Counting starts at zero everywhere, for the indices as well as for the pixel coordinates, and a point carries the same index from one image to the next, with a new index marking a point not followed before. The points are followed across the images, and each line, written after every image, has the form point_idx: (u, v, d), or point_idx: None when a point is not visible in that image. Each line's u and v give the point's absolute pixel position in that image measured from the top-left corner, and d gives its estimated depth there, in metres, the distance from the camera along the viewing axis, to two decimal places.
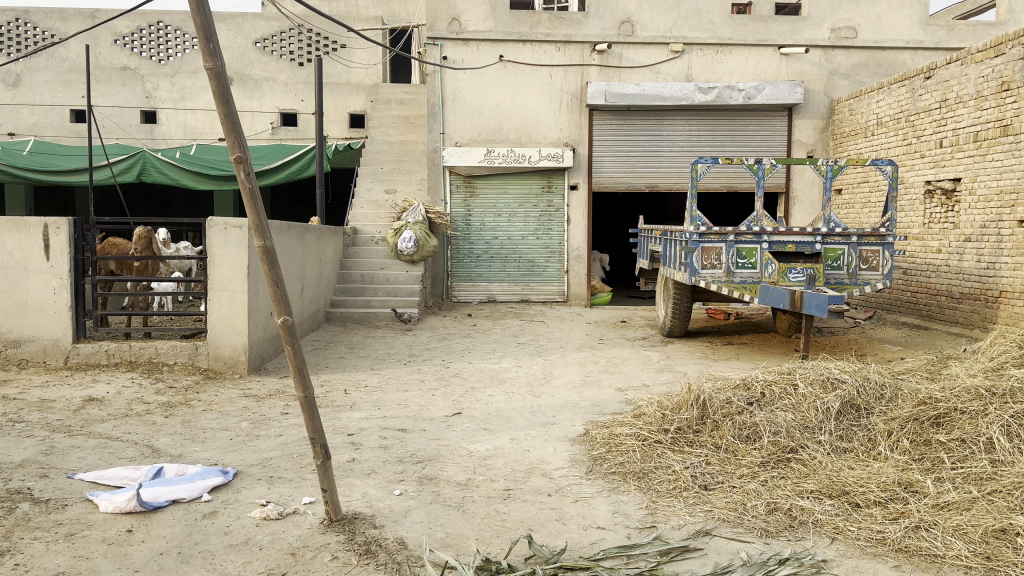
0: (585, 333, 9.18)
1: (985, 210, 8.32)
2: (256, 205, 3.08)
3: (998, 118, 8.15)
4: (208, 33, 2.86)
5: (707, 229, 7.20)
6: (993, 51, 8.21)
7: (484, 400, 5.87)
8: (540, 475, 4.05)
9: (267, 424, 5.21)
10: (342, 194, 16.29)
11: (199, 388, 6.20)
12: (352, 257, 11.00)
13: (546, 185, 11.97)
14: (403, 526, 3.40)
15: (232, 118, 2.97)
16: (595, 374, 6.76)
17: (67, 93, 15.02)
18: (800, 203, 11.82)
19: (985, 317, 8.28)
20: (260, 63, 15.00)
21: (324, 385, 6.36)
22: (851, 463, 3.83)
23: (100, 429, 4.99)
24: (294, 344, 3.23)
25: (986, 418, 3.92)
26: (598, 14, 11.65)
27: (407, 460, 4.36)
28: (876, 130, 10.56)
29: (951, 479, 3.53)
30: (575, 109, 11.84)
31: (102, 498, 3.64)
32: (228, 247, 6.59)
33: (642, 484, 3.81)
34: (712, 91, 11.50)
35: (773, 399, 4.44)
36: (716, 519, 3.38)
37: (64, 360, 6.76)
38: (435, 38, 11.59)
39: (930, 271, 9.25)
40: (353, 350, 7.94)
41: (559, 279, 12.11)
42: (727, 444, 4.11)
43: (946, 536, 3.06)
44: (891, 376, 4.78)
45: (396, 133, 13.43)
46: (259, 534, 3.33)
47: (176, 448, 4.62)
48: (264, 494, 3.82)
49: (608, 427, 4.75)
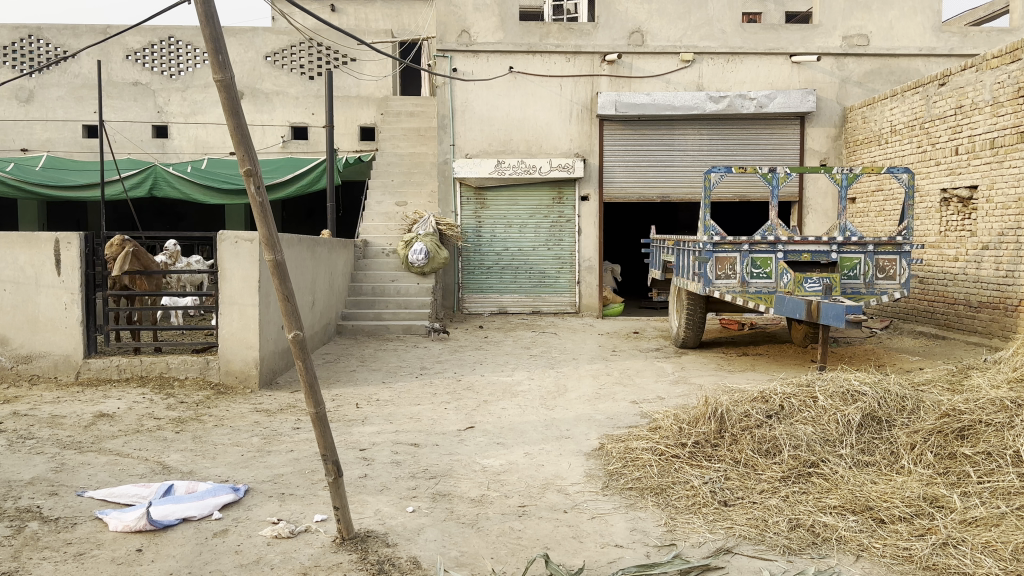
0: (598, 345, 9.10)
1: (1002, 217, 8.20)
2: (267, 219, 3.05)
3: (1015, 124, 8.04)
4: (217, 45, 2.85)
5: (721, 239, 7.14)
6: (1008, 57, 8.12)
7: (497, 413, 5.81)
8: (555, 491, 3.98)
9: (278, 439, 5.17)
10: (353, 206, 16.34)
11: (210, 403, 6.18)
12: (363, 270, 10.99)
13: (557, 196, 11.94)
14: (417, 545, 3.33)
15: (241, 129, 2.95)
16: (608, 386, 6.68)
17: (79, 109, 15.18)
18: (814, 211, 11.72)
19: (1004, 326, 8.14)
20: (270, 77, 15.10)
21: (336, 399, 6.32)
22: (874, 477, 3.74)
23: (111, 445, 4.98)
24: (305, 360, 3.19)
25: (1012, 430, 3.81)
26: (607, 24, 11.65)
27: (420, 475, 4.30)
28: (889, 138, 10.46)
29: (978, 494, 3.43)
30: (585, 120, 11.81)
31: (112, 516, 3.60)
32: (240, 260, 6.58)
33: (660, 500, 3.74)
34: (723, 100, 11.43)
35: (792, 412, 4.35)
36: (737, 536, 3.29)
37: (75, 375, 6.75)
38: (444, 51, 11.62)
39: (947, 280, 9.13)
40: (365, 363, 7.91)
41: (570, 290, 12.05)
42: (747, 458, 4.02)
43: (975, 554, 2.96)
44: (912, 388, 4.68)
45: (406, 145, 13.44)
46: (270, 553, 3.28)
47: (186, 464, 4.58)
48: (276, 512, 3.77)
49: (624, 441, 4.68)
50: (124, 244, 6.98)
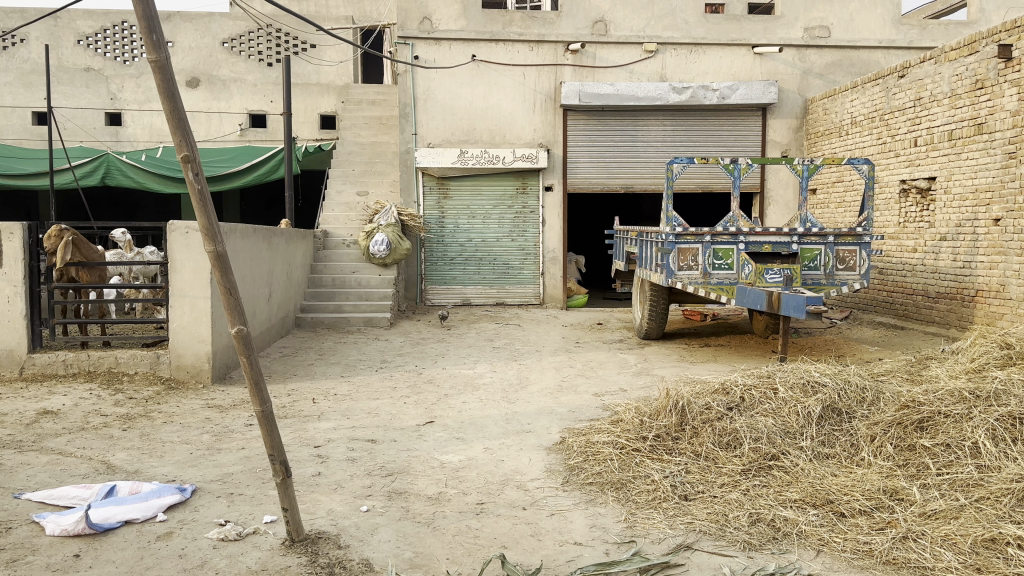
0: (562, 336, 9.03)
1: (960, 208, 8.34)
2: (207, 207, 2.87)
3: (972, 116, 8.18)
4: (151, 23, 2.65)
5: (683, 230, 7.08)
6: (966, 49, 8.26)
7: (457, 407, 5.69)
8: (514, 487, 3.89)
9: (230, 437, 4.98)
10: (313, 197, 16.03)
11: (160, 399, 5.94)
12: (322, 261, 10.73)
13: (521, 187, 11.81)
14: (370, 546, 3.20)
15: (179, 115, 2.77)
16: (571, 379, 6.60)
17: (28, 95, 14.55)
18: (775, 203, 11.84)
19: (961, 316, 8.28)
20: (228, 64, 14.67)
21: (291, 394, 6.12)
22: (834, 469, 3.72)
23: (53, 443, 4.73)
24: (249, 356, 3.03)
25: (971, 422, 3.83)
26: (571, 13, 11.55)
27: (376, 473, 4.17)
28: (850, 130, 10.57)
29: (937, 486, 3.43)
30: (549, 109, 11.71)
31: (50, 519, 3.40)
32: (190, 252, 6.35)
33: (621, 495, 3.67)
34: (686, 91, 11.45)
35: (753, 404, 4.32)
36: (697, 532, 3.25)
37: (19, 370, 6.45)
38: (405, 38, 11.40)
39: (906, 270, 9.26)
40: (324, 356, 7.72)
41: (535, 282, 11.96)
42: (708, 451, 3.98)
43: (935, 547, 2.95)
44: (871, 379, 4.68)
45: (368, 134, 13.19)
46: (216, 557, 3.12)
47: (132, 463, 4.38)
48: (223, 513, 3.60)
49: (585, 434, 4.61)
50: (62, 235, 6.63)
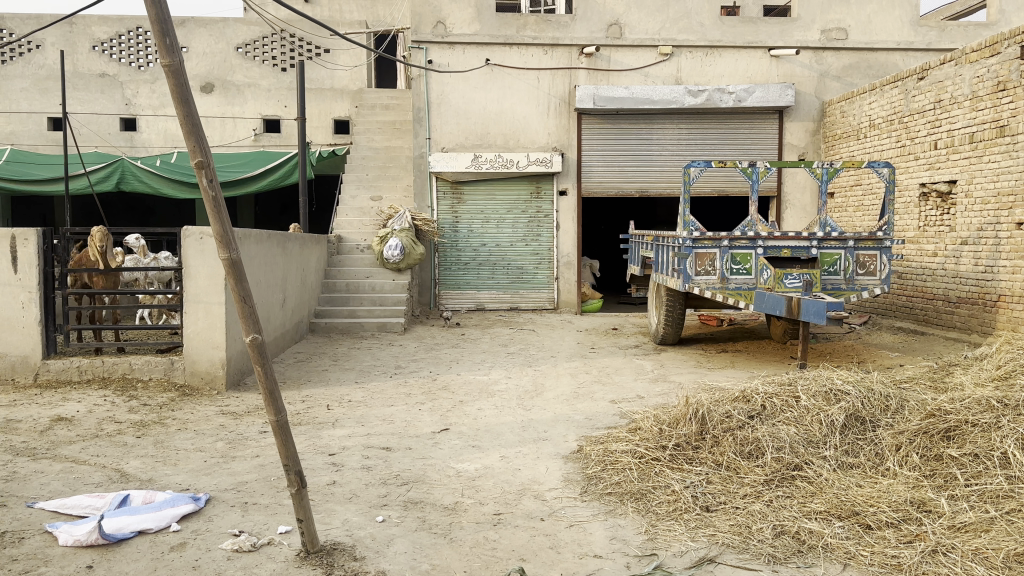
0: (576, 342, 8.95)
1: (982, 212, 8.19)
2: (221, 214, 2.84)
3: (994, 118, 8.04)
4: (165, 27, 2.62)
5: (701, 234, 6.99)
6: (988, 50, 8.11)
7: (474, 414, 5.64)
8: (531, 497, 3.83)
9: (243, 444, 4.96)
10: (326, 201, 16.10)
11: (174, 406, 5.93)
12: (336, 266, 10.74)
13: (535, 191, 11.77)
14: (386, 558, 3.16)
15: (192, 119, 2.73)
16: (586, 385, 6.53)
17: (44, 101, 14.69)
18: (792, 206, 11.72)
19: (984, 322, 8.13)
20: (241, 69, 14.75)
21: (305, 401, 6.09)
22: (859, 480, 3.64)
23: (67, 451, 4.73)
24: (264, 365, 2.99)
25: (999, 431, 3.73)
26: (585, 16, 11.50)
27: (391, 481, 4.12)
28: (868, 132, 10.45)
29: (966, 498, 3.34)
30: (564, 113, 11.66)
31: (63, 530, 3.37)
32: (205, 257, 6.34)
33: (640, 506, 3.60)
34: (702, 94, 11.35)
35: (774, 412, 4.24)
36: (720, 545, 3.17)
37: (34, 377, 6.46)
38: (419, 42, 11.40)
39: (926, 275, 9.12)
40: (337, 362, 7.68)
41: (549, 286, 11.90)
42: (729, 461, 3.90)
43: (966, 561, 2.86)
44: (895, 386, 4.59)
45: (381, 138, 13.16)
46: (230, 569, 3.08)
47: (146, 471, 4.35)
48: (237, 523, 3.56)
49: (603, 443, 4.53)
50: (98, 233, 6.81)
